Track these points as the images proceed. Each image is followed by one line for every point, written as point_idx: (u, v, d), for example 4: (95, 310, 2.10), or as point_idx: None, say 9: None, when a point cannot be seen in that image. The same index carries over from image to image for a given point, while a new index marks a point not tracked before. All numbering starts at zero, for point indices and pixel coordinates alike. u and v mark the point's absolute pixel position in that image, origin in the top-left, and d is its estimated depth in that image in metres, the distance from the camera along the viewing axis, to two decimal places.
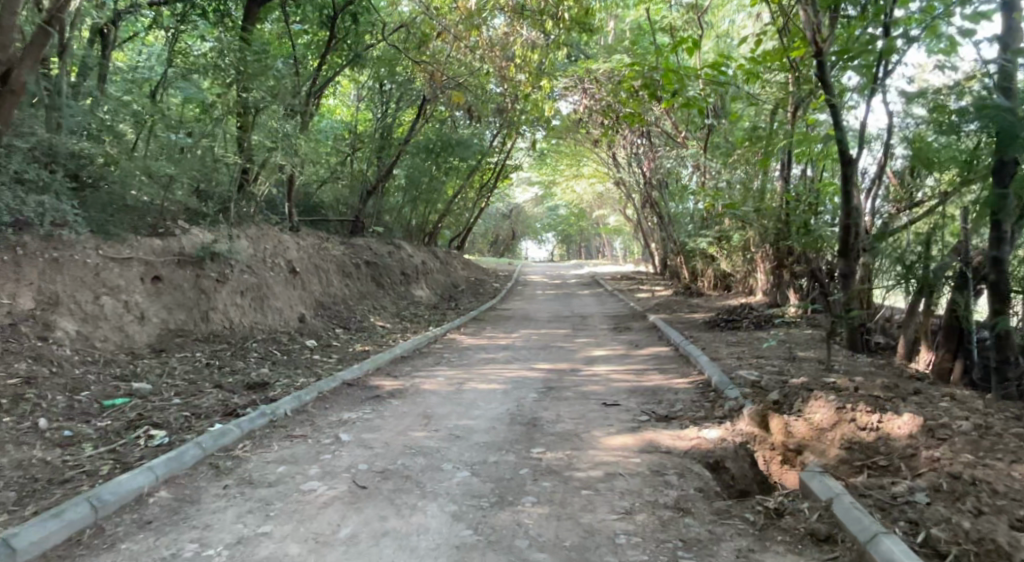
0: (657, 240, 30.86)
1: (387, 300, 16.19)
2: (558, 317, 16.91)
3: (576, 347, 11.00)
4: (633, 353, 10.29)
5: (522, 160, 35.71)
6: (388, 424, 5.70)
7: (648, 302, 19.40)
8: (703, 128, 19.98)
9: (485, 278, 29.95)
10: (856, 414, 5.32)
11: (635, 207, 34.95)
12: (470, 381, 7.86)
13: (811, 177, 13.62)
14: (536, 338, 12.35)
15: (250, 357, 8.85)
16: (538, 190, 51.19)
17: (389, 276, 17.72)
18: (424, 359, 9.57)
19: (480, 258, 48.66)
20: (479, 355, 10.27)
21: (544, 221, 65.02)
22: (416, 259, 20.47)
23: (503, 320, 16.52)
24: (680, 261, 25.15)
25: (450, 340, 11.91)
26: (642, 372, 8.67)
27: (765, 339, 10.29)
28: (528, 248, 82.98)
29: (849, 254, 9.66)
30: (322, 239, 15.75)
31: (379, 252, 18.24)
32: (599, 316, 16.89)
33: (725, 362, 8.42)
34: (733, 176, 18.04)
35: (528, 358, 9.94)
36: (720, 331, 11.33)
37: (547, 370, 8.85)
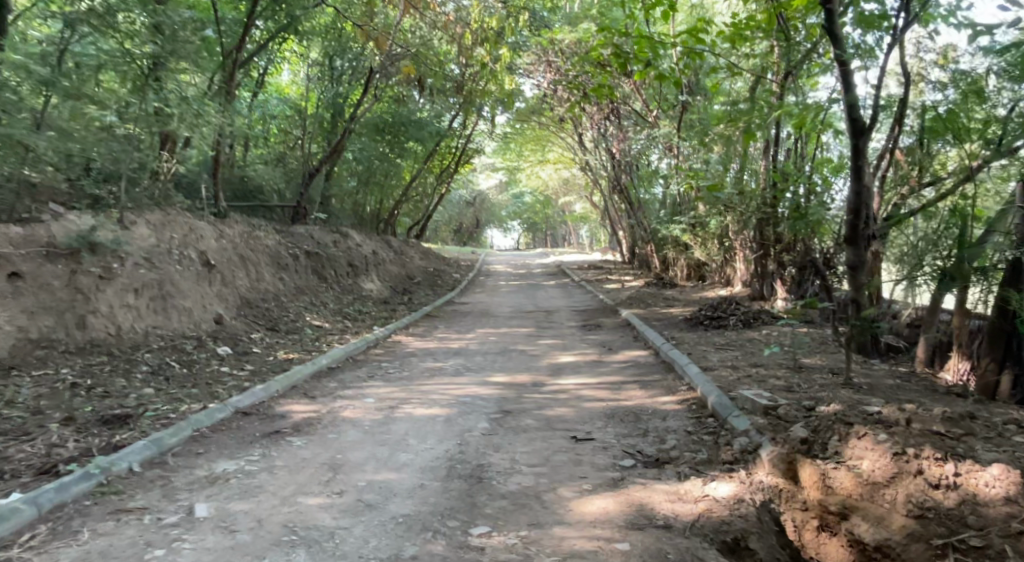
0: (626, 227, 29.57)
1: (328, 296, 14.49)
2: (521, 312, 15.36)
3: (538, 352, 9.46)
4: (606, 358, 8.81)
5: (484, 144, 33.98)
6: (275, 483, 4.12)
7: (619, 294, 17.96)
8: (676, 105, 18.50)
9: (445, 268, 28.30)
10: (923, 463, 3.87)
11: (602, 192, 33.52)
12: (405, 403, 6.29)
13: (799, 155, 12.28)
14: (493, 340, 10.80)
15: (135, 372, 7.15)
16: (502, 176, 49.48)
17: (333, 267, 16.03)
18: (357, 370, 7.96)
19: (442, 247, 46.96)
20: (425, 363, 8.69)
21: (508, 208, 63.40)
22: (366, 249, 18.77)
23: (461, 316, 14.95)
24: (651, 250, 23.76)
25: (394, 344, 10.31)
26: (619, 384, 7.17)
27: (757, 342, 8.86)
28: (494, 235, 81.18)
29: (858, 243, 8.19)
30: (253, 227, 14.07)
31: (322, 242, 16.52)
32: (566, 310, 15.38)
33: (719, 374, 6.96)
34: (709, 157, 16.71)
35: (482, 367, 8.38)
36: (704, 331, 9.88)
37: (504, 384, 7.31)
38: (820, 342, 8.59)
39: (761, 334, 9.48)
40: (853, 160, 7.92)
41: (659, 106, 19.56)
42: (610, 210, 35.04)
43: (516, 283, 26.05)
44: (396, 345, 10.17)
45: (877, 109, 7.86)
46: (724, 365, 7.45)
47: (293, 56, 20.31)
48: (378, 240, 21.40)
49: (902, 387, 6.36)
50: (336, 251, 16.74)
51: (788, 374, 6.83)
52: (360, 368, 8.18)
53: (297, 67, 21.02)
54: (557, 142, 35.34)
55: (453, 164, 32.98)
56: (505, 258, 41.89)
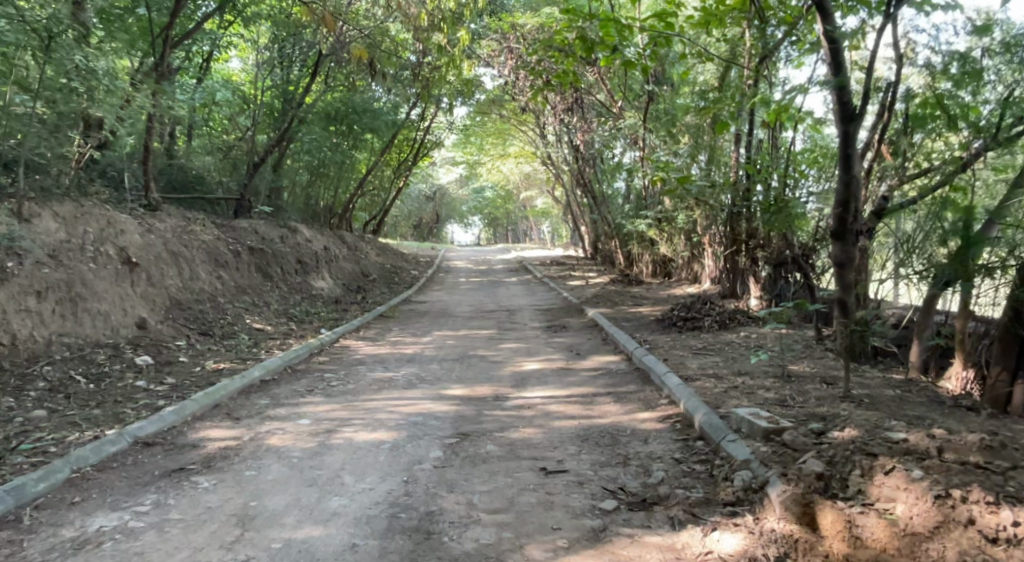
0: (589, 222, 28.91)
1: (271, 296, 13.48)
2: (480, 312, 14.51)
3: (499, 358, 8.64)
4: (574, 365, 8.04)
5: (444, 136, 32.99)
6: (162, 550, 3.26)
7: (583, 292, 17.24)
8: (642, 95, 17.81)
9: (402, 265, 27.32)
10: (973, 510, 3.18)
11: (564, 186, 32.80)
12: (346, 425, 5.42)
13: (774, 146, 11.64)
14: (450, 344, 9.93)
15: (29, 391, 6.16)
16: (462, 170, 48.50)
17: (278, 264, 15.03)
18: (296, 383, 7.04)
19: (402, 242, 45.85)
20: (373, 372, 7.80)
21: (469, 203, 62.38)
22: (316, 245, 17.75)
23: (417, 316, 14.05)
24: (615, 245, 23.11)
25: (342, 349, 9.38)
26: (591, 397, 6.40)
27: (737, 346, 8.18)
28: (455, 231, 80.04)
29: (846, 238, 7.39)
30: (188, 220, 13.02)
31: (268, 238, 15.50)
32: (528, 309, 14.59)
33: (701, 384, 6.25)
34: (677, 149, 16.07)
35: (437, 377, 7.52)
36: (679, 333, 9.18)
37: (461, 398, 6.46)
38: (803, 345, 7.94)
39: (740, 336, 8.80)
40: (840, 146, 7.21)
41: (623, 96, 18.87)
42: (573, 204, 34.34)
43: (477, 280, 25.15)
44: (343, 351, 9.26)
45: (866, 91, 7.16)
46: (705, 373, 6.74)
47: (240, 41, 19.18)
48: (330, 234, 20.32)
49: (905, 399, 5.70)
50: (282, 247, 15.71)
51: (777, 385, 6.14)
52: (297, 379, 7.26)
53: (243, 52, 19.84)
54: (519, 134, 34.55)
55: (412, 157, 31.94)
56: (465, 254, 40.99)
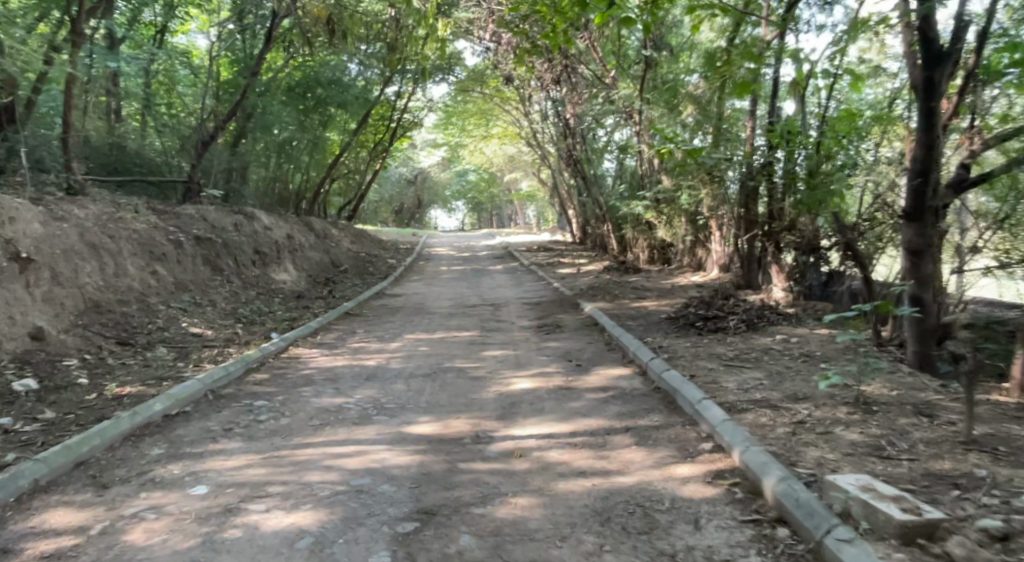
0: (578, 205, 27.28)
1: (218, 293, 11.77)
2: (461, 307, 12.82)
3: (480, 373, 6.97)
4: (575, 382, 6.41)
5: (423, 116, 31.10)
6: None
7: (575, 282, 15.59)
8: (639, 62, 16.12)
9: (380, 254, 25.56)
10: None
11: (550, 168, 31.05)
12: (257, 498, 3.76)
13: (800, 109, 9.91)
14: (423, 353, 8.25)
15: None
16: (444, 153, 46.56)
17: (230, 256, 13.47)
18: (214, 418, 5.35)
19: (381, 229, 43.93)
20: (320, 396, 6.10)
21: (452, 188, 60.38)
22: (277, 232, 16.12)
23: (389, 313, 12.36)
24: (607, 229, 21.49)
25: (290, 361, 7.69)
26: (604, 437, 4.77)
27: (779, 354, 6.56)
28: (438, 216, 78.17)
29: (925, 217, 5.72)
30: (117, 206, 11.27)
31: (220, 226, 13.91)
32: (516, 304, 12.91)
33: (752, 420, 4.64)
34: (678, 120, 14.44)
35: (401, 403, 5.85)
36: (700, 336, 7.57)
37: (430, 440, 4.81)
38: (862, 353, 6.34)
39: (776, 340, 7.18)
40: (920, 98, 5.54)
41: (617, 65, 17.18)
42: (560, 186, 32.61)
43: (459, 269, 23.43)
44: (291, 364, 7.58)
45: (955, 26, 5.46)
46: (750, 399, 5.13)
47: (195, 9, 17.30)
48: (296, 221, 18.53)
49: None
50: (236, 236, 14.11)
51: (856, 419, 4.53)
52: (217, 411, 5.57)
53: (197, 20, 17.96)
54: (502, 114, 32.76)
55: (389, 138, 30.05)
56: (447, 240, 39.16)
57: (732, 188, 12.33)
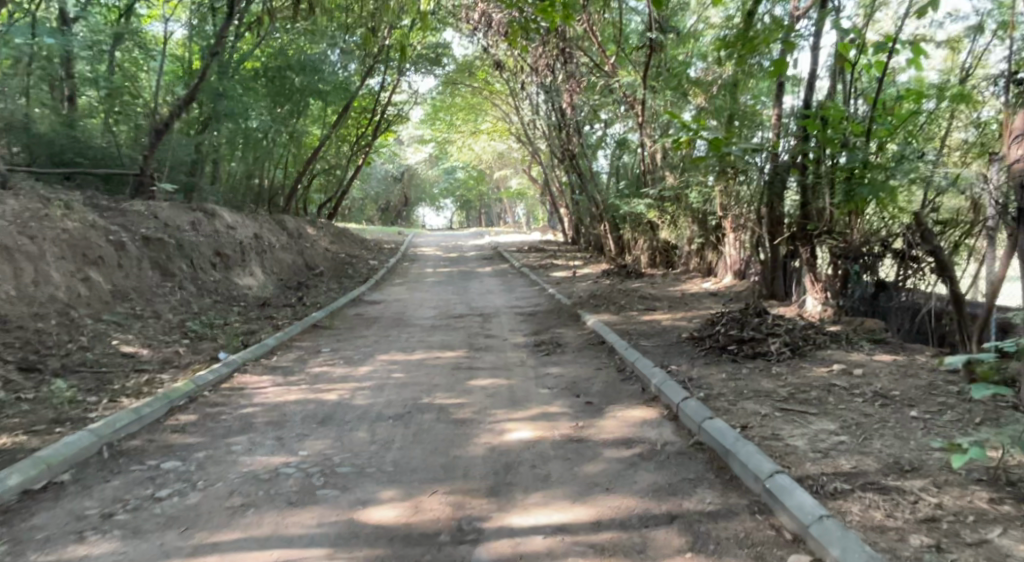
0: (571, 203, 25.87)
1: (165, 302, 10.37)
2: (446, 318, 11.36)
3: (466, 415, 5.51)
4: (588, 432, 4.97)
5: (408, 109, 29.63)
6: None
7: (572, 288, 14.17)
8: (642, 47, 14.76)
9: (362, 255, 24.03)
10: None
11: (542, 165, 29.65)
12: None
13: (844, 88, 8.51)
14: (397, 382, 6.78)
15: None
16: (431, 148, 45.06)
17: (184, 259, 12.13)
18: (95, 494, 3.88)
19: (365, 227, 42.35)
20: (254, 452, 4.63)
21: (439, 186, 58.84)
22: (243, 232, 14.67)
23: (364, 324, 10.89)
24: (604, 229, 20.10)
25: (230, 396, 6.20)
26: (640, 535, 3.35)
27: (846, 393, 5.14)
28: (427, 215, 76.64)
29: None
30: (44, 201, 9.76)
31: (174, 225, 12.51)
32: (508, 315, 11.48)
33: (856, 517, 3.23)
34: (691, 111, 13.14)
35: (360, 464, 4.39)
36: (737, 366, 6.15)
37: (392, 539, 3.38)
38: (955, 395, 4.97)
39: (836, 371, 5.76)
40: None
41: (618, 52, 15.82)
42: (551, 183, 31.22)
43: (446, 271, 21.95)
44: (231, 399, 6.10)
45: None
46: (838, 473, 3.72)
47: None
48: (267, 220, 17.01)
49: None
50: (192, 237, 12.74)
51: (1007, 515, 3.16)
52: (105, 479, 4.09)
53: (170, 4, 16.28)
54: (491, 108, 31.37)
55: (372, 131, 28.55)
56: (435, 239, 37.66)
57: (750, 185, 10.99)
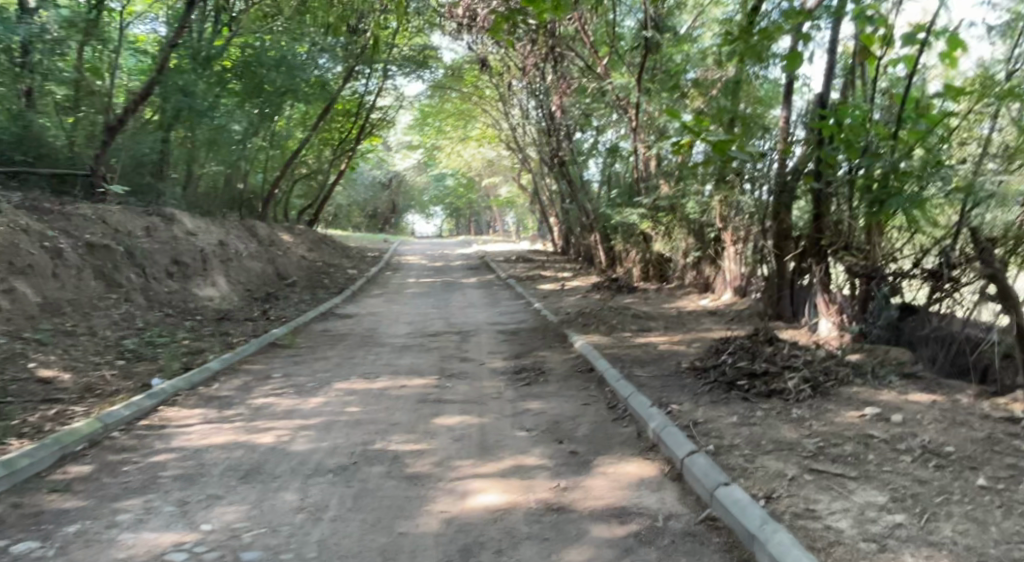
0: (561, 213, 25.00)
1: (105, 317, 9.43)
2: (420, 336, 10.36)
3: (423, 468, 4.51)
4: (571, 497, 3.97)
5: (395, 114, 28.71)
6: None
7: (560, 304, 13.20)
8: (637, 47, 13.90)
9: (341, 263, 22.97)
10: None
11: (531, 172, 28.78)
12: None
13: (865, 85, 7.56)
14: (349, 418, 5.78)
15: None
16: (420, 154, 44.07)
17: (134, 267, 11.16)
18: None
19: (350, 235, 41.31)
20: (142, 525, 3.64)
21: (429, 193, 57.82)
22: (205, 238, 13.66)
23: (329, 342, 9.87)
24: (594, 240, 19.18)
25: (143, 439, 5.16)
26: None
27: (889, 447, 4.18)
28: (415, 223, 75.69)
29: None
30: None
31: (125, 230, 11.54)
32: (488, 333, 10.50)
33: None
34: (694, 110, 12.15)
35: (275, 547, 3.40)
36: (750, 406, 5.17)
37: None
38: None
39: (871, 415, 4.80)
40: None
41: (611, 53, 14.95)
42: (541, 192, 30.34)
43: (429, 281, 20.95)
44: (144, 443, 5.08)
45: None
46: None
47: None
48: (235, 226, 15.97)
49: None
50: (145, 245, 11.75)
51: None
52: None
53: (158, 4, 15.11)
54: (481, 113, 30.46)
55: (356, 136, 27.57)
56: (421, 248, 36.65)
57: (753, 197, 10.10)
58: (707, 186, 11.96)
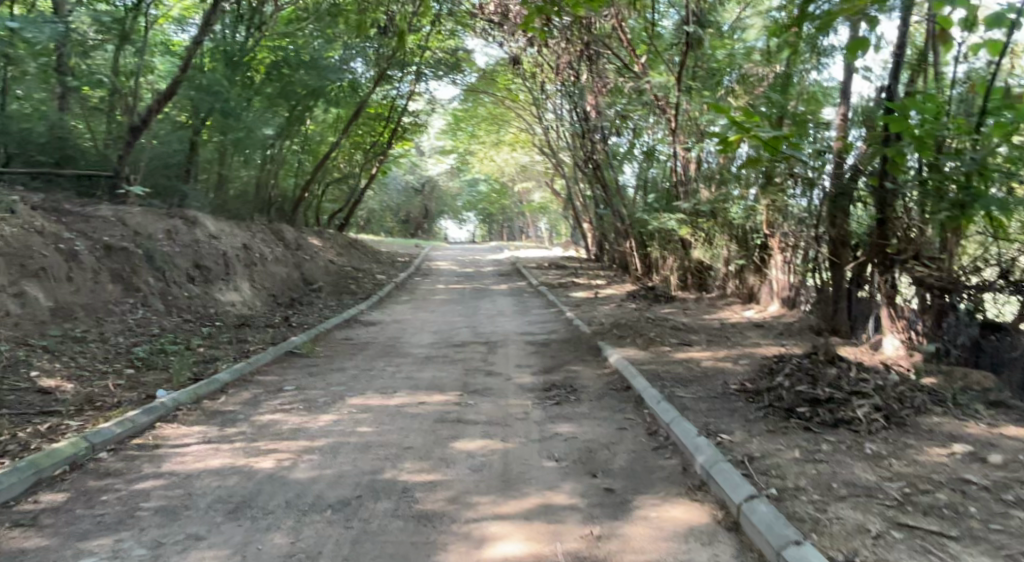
0: (595, 219, 24.34)
1: (118, 323, 9.02)
2: (445, 346, 9.80)
3: (436, 505, 3.94)
4: (608, 550, 3.36)
5: (427, 117, 28.30)
6: None
7: (593, 313, 12.56)
8: (677, 43, 13.22)
9: (370, 268, 22.61)
10: None
11: (564, 177, 28.16)
12: None
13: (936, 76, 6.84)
14: (360, 440, 5.22)
15: None
16: (453, 159, 43.71)
17: (154, 271, 10.78)
18: None
19: (381, 239, 41.05)
20: None
21: (461, 199, 57.47)
22: (228, 241, 13.31)
23: (349, 352, 9.37)
24: (629, 247, 18.49)
25: (131, 462, 4.67)
26: None
27: (991, 497, 3.50)
28: (448, 228, 75.44)
29: None
30: None
31: (145, 233, 11.14)
32: (516, 344, 9.91)
33: None
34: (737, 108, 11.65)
35: None
36: (813, 439, 4.50)
37: None
38: None
39: (961, 454, 4.11)
40: None
41: (649, 50, 14.31)
42: (574, 197, 29.70)
43: (458, 288, 20.46)
44: (131, 466, 4.59)
45: None
46: None
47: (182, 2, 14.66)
48: (261, 229, 15.65)
49: None
50: (166, 248, 11.36)
51: None
52: None
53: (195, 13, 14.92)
54: (514, 117, 29.94)
55: (387, 139, 27.25)
56: (452, 253, 36.26)
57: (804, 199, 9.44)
58: (752, 190, 11.39)
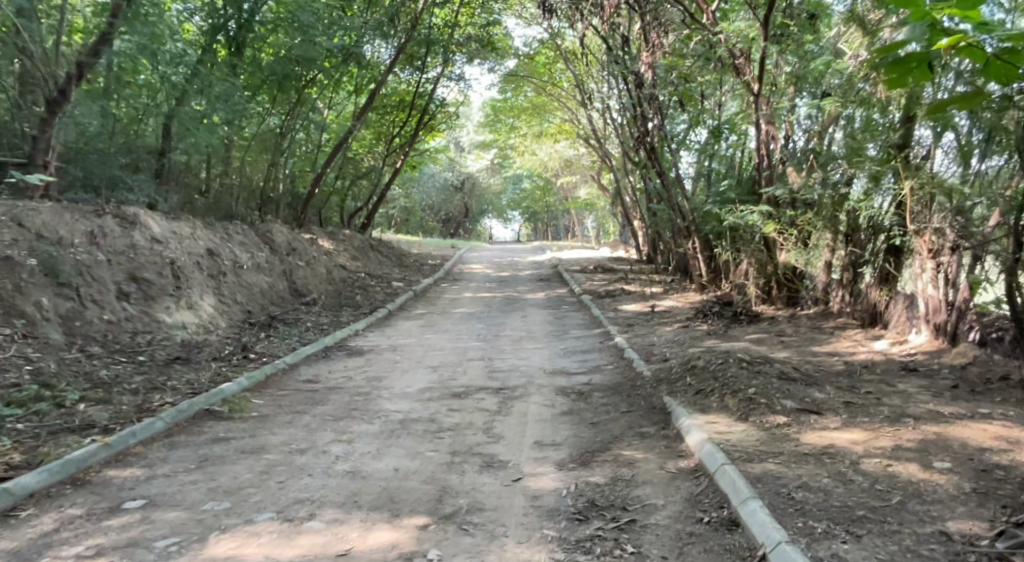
0: (648, 217, 21.07)
1: None
2: (438, 399, 6.75)
3: None
4: None
5: (460, 105, 25.37)
6: None
7: (652, 339, 9.38)
8: None
9: (390, 275, 19.78)
10: None
11: (614, 170, 24.87)
12: None
13: None
14: None
15: None
16: (493, 154, 40.73)
17: (58, 288, 7.98)
18: None
19: (417, 240, 38.33)
20: None
21: (505, 197, 54.54)
22: (185, 245, 10.54)
23: (294, 410, 6.39)
24: (690, 248, 15.19)
25: None
26: None
27: None
28: (493, 227, 72.73)
29: None
30: None
31: (53, 238, 8.37)
32: (541, 395, 6.79)
33: None
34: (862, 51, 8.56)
35: None
36: None
37: None
38: None
39: None
40: None
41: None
42: (624, 193, 26.36)
43: (488, 297, 17.42)
44: None
45: None
46: None
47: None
48: (242, 231, 12.89)
49: None
50: (84, 257, 8.60)
51: None
52: None
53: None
54: (558, 107, 26.80)
55: (414, 130, 24.44)
56: (491, 255, 33.22)
57: (959, 156, 7.16)
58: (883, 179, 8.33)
